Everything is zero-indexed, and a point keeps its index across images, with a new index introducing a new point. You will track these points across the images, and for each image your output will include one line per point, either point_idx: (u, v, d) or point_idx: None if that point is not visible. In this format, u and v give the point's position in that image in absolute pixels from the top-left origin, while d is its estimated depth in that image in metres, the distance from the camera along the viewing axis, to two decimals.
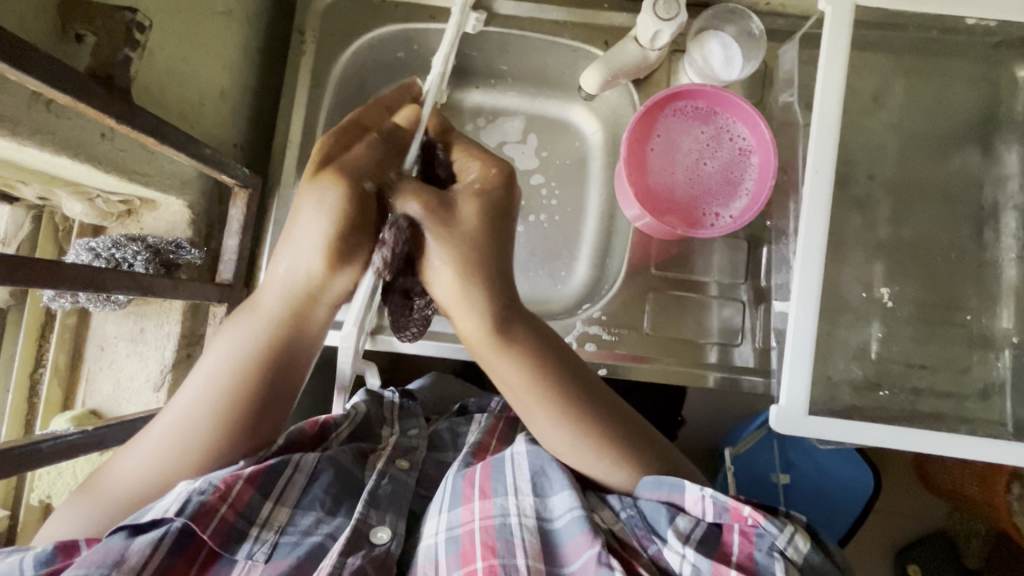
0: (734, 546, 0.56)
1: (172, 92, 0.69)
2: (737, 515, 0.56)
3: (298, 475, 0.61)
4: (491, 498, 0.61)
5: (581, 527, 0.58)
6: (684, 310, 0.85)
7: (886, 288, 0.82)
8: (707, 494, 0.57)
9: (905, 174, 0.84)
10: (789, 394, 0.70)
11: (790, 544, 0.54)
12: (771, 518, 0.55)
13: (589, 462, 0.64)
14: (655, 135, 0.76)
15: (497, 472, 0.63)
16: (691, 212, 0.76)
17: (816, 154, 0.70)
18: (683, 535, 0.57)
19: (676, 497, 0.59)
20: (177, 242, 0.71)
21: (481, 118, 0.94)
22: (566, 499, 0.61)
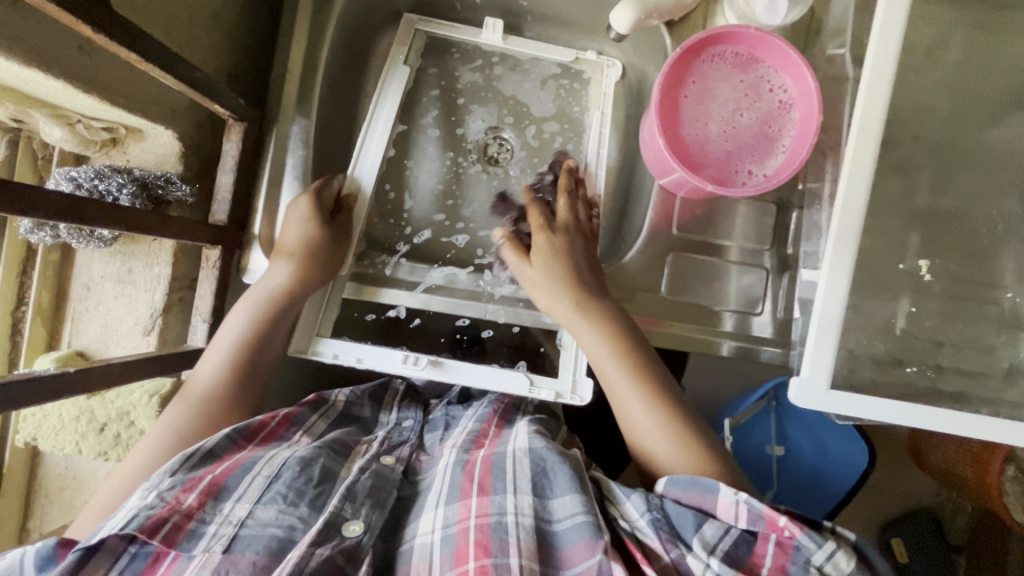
0: (767, 557, 0.54)
1: (156, 8, 0.62)
2: (771, 526, 0.55)
3: (260, 474, 0.60)
4: (489, 495, 0.60)
5: (586, 534, 0.57)
6: (702, 276, 0.80)
7: (924, 262, 0.78)
8: (742, 500, 0.56)
9: (952, 139, 0.78)
10: (812, 368, 0.67)
11: (829, 560, 0.53)
12: (807, 532, 0.54)
13: (633, 422, 0.67)
14: (688, 82, 0.70)
15: (498, 471, 0.62)
16: (722, 169, 0.70)
17: (864, 111, 0.65)
18: (711, 544, 0.55)
19: (709, 501, 0.58)
20: (166, 176, 0.66)
21: (496, 59, 0.85)
22: (569, 502, 0.59)
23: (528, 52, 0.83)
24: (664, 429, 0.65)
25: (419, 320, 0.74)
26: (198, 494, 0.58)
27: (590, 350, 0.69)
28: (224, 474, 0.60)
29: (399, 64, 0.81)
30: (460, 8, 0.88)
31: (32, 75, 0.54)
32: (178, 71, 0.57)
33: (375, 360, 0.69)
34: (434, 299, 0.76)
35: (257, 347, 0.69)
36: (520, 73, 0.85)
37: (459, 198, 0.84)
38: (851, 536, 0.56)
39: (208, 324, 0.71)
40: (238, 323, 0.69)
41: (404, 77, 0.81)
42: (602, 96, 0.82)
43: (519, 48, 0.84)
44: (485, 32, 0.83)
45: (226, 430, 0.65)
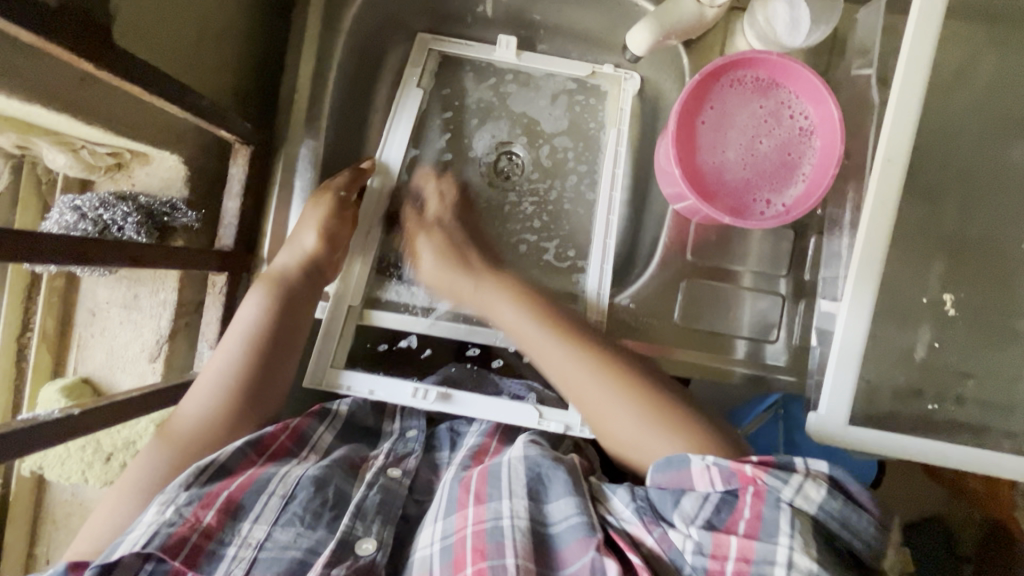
0: (745, 508, 0.50)
1: (166, 30, 0.60)
2: (742, 479, 0.52)
3: (275, 495, 0.59)
4: (485, 502, 0.58)
5: (579, 533, 0.55)
6: (716, 302, 0.79)
7: (949, 295, 0.76)
8: (711, 463, 0.53)
9: (981, 163, 0.75)
10: (829, 404, 0.66)
11: (799, 493, 0.50)
12: (773, 473, 0.51)
13: (604, 419, 0.63)
14: (706, 108, 0.68)
15: (495, 477, 0.61)
16: (740, 197, 0.68)
17: (890, 140, 0.63)
18: (688, 515, 0.52)
19: (682, 475, 0.55)
20: (171, 203, 0.65)
21: (511, 74, 0.82)
22: (565, 506, 0.58)
23: (541, 69, 0.80)
24: (642, 420, 0.61)
25: (429, 351, 0.76)
26: (217, 511, 0.57)
27: (546, 356, 0.67)
28: (240, 491, 0.59)
29: (413, 84, 0.80)
30: (472, 21, 0.86)
31: (35, 106, 0.52)
32: (183, 101, 0.56)
33: (387, 392, 0.68)
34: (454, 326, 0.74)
35: (259, 368, 0.66)
36: (535, 89, 0.82)
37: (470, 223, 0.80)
38: (827, 467, 0.52)
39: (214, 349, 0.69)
40: (237, 341, 0.67)
41: (419, 99, 0.79)
42: (619, 112, 0.79)
43: (533, 64, 0.80)
44: (498, 48, 0.80)
45: (240, 442, 0.63)
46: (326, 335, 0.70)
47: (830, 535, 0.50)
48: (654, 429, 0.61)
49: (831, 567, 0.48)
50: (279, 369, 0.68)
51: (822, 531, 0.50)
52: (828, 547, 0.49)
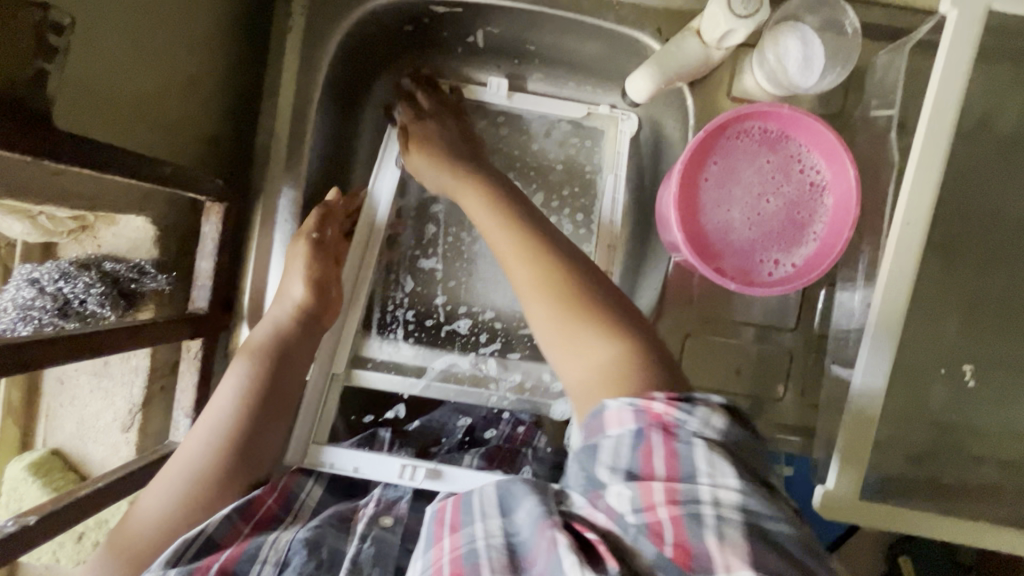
0: (659, 451, 0.40)
1: (123, 92, 0.55)
2: (652, 417, 0.42)
3: (267, 562, 0.51)
4: (459, 531, 0.42)
5: (540, 522, 0.40)
6: (719, 357, 0.75)
7: (969, 366, 0.72)
8: (623, 403, 0.43)
9: (1004, 211, 0.71)
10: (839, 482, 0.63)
11: (706, 424, 0.41)
12: (680, 405, 0.42)
13: (534, 317, 0.55)
14: (711, 161, 0.63)
15: (464, 502, 0.45)
16: (746, 257, 0.64)
17: (912, 196, 0.58)
18: (611, 465, 0.41)
19: (597, 424, 0.44)
20: (139, 267, 0.62)
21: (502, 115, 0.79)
22: (530, 506, 0.42)
23: (535, 110, 0.77)
24: (553, 334, 0.53)
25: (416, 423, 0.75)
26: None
27: (486, 229, 0.62)
28: (232, 559, 0.51)
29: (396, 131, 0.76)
30: (462, 52, 0.81)
31: None
32: (139, 173, 0.51)
33: (374, 470, 0.63)
34: (446, 387, 0.73)
35: (244, 436, 0.60)
36: (527, 131, 0.79)
37: (462, 277, 0.78)
38: (724, 398, 0.44)
39: (191, 419, 0.65)
40: (220, 410, 0.61)
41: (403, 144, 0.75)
42: (617, 156, 0.77)
43: (525, 106, 0.77)
44: (489, 90, 0.77)
45: (225, 511, 0.56)
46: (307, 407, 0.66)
47: (743, 463, 0.40)
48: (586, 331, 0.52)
49: (760, 500, 0.38)
50: (268, 434, 0.62)
51: (744, 468, 0.40)
52: (752, 479, 0.40)
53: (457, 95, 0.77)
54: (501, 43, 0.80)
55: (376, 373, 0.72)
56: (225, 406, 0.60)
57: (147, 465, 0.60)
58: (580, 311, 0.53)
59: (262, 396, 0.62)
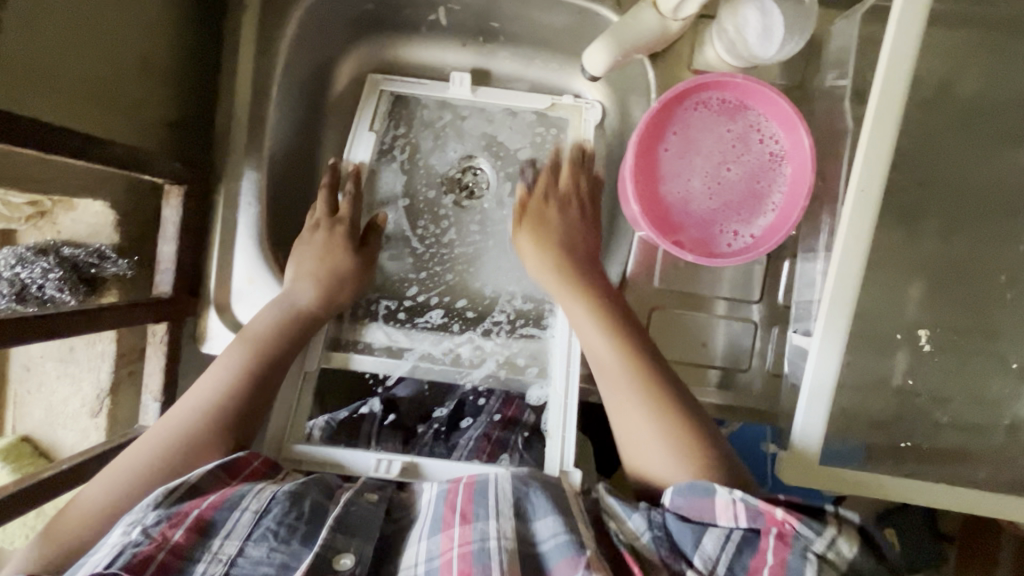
0: (768, 553, 0.47)
1: (70, 73, 0.56)
2: (769, 520, 0.48)
3: (247, 510, 0.50)
4: (471, 522, 0.50)
5: (566, 551, 0.48)
6: (686, 329, 0.75)
7: (925, 330, 0.73)
8: (737, 497, 0.49)
9: (964, 177, 0.71)
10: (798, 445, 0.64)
11: (830, 547, 0.47)
12: (804, 521, 0.48)
13: (626, 407, 0.62)
14: (670, 133, 0.64)
15: (480, 492, 0.53)
16: (706, 229, 0.64)
17: (863, 172, 0.57)
18: (710, 555, 0.48)
19: (705, 506, 0.50)
20: (99, 251, 0.62)
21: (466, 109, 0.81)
22: (550, 521, 0.50)
23: (500, 103, 0.80)
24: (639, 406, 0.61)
25: (393, 415, 0.74)
26: (187, 529, 0.49)
27: (585, 336, 0.67)
28: (212, 507, 0.50)
29: (365, 127, 0.79)
30: (425, 30, 0.81)
31: None
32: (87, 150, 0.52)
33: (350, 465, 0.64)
34: (421, 368, 0.73)
35: (241, 400, 0.61)
36: (492, 121, 0.81)
37: (432, 264, 0.80)
38: (855, 516, 0.49)
39: (160, 403, 0.66)
40: (223, 375, 0.62)
41: (372, 142, 0.79)
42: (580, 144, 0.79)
43: (490, 100, 0.80)
44: (452, 85, 0.79)
45: (212, 464, 0.54)
46: (284, 399, 0.67)
47: None
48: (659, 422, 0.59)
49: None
50: (262, 404, 0.62)
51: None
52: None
53: (420, 92, 0.80)
54: (463, 20, 0.80)
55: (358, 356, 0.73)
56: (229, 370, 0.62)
57: (116, 446, 0.61)
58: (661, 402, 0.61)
59: (259, 377, 0.63)
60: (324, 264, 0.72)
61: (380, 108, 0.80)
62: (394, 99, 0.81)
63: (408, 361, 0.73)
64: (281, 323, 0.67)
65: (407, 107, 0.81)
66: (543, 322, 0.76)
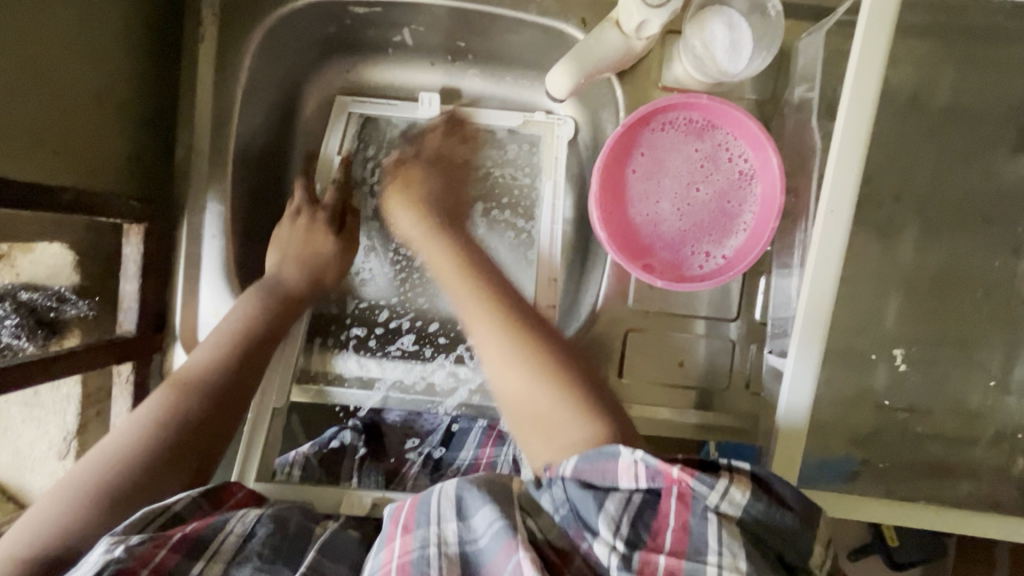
0: (670, 515, 0.41)
1: (17, 117, 0.54)
2: (667, 479, 0.42)
3: (232, 534, 0.46)
4: (411, 531, 0.43)
5: (503, 538, 0.41)
6: (662, 349, 0.74)
7: (901, 349, 0.72)
8: (638, 457, 0.43)
9: (938, 187, 0.70)
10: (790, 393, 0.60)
11: (725, 498, 0.41)
12: (700, 475, 0.42)
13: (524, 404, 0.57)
14: (637, 154, 0.63)
15: (423, 499, 0.46)
16: (677, 249, 0.64)
17: (835, 186, 0.54)
18: (612, 518, 0.41)
19: (607, 469, 0.44)
20: (58, 294, 0.62)
21: (436, 130, 0.80)
22: (486, 512, 0.43)
23: (471, 121, 0.79)
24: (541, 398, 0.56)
25: (366, 446, 0.73)
26: (170, 551, 0.43)
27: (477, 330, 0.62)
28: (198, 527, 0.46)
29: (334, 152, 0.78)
30: (392, 52, 0.80)
31: None
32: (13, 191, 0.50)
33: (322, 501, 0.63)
34: (390, 397, 0.73)
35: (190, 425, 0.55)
36: (462, 141, 0.81)
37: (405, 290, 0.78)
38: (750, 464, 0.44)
39: None
40: (168, 401, 0.56)
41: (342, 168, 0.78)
42: (553, 160, 0.78)
43: (462, 118, 0.79)
44: (422, 106, 0.79)
45: (193, 492, 0.51)
46: (252, 434, 0.65)
47: (760, 539, 0.41)
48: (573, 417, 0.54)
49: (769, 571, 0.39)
50: (214, 431, 0.57)
51: (751, 536, 0.41)
52: (759, 554, 0.40)
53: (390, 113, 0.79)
54: (428, 40, 0.78)
55: (333, 387, 0.73)
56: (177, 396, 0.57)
57: None
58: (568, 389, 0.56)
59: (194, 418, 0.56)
60: (303, 257, 0.72)
61: (350, 132, 0.79)
62: (363, 120, 0.80)
63: (379, 392, 0.73)
64: (236, 336, 0.63)
65: (376, 129, 0.80)
66: None
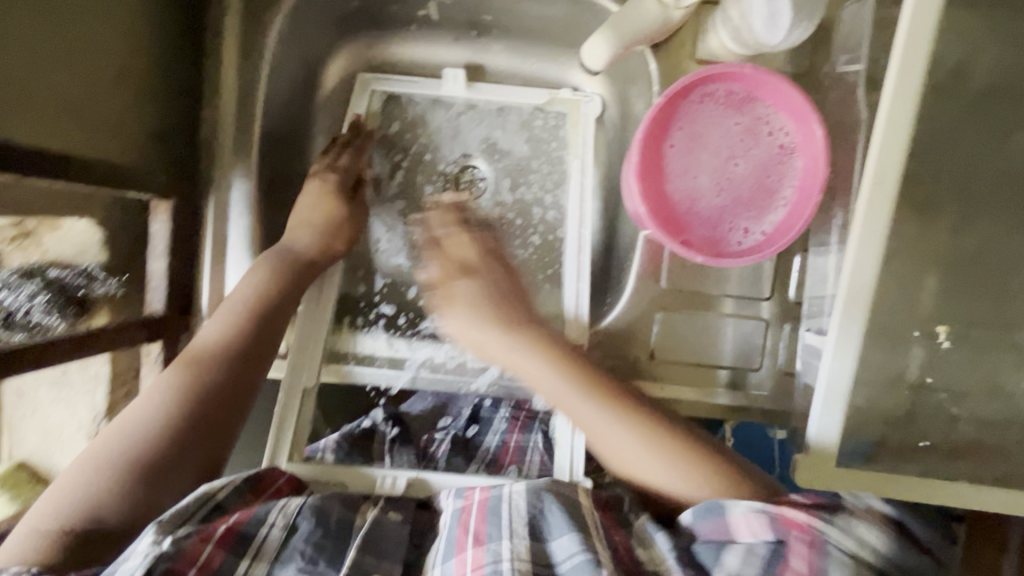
0: (797, 560, 0.44)
1: (56, 88, 0.53)
2: (791, 525, 0.46)
3: (275, 527, 0.47)
4: (484, 544, 0.47)
5: (584, 571, 0.44)
6: (694, 329, 0.73)
7: (945, 329, 0.71)
8: (752, 508, 0.47)
9: (980, 164, 0.69)
10: (821, 407, 0.62)
11: (853, 539, 0.45)
12: (826, 521, 0.46)
13: (638, 468, 0.57)
14: (676, 127, 0.61)
15: (494, 510, 0.49)
16: (715, 225, 0.62)
17: (879, 163, 0.56)
18: (736, 571, 0.45)
19: (722, 525, 0.48)
20: (87, 272, 0.61)
21: (457, 108, 0.79)
22: (569, 541, 0.47)
23: (492, 97, 0.78)
24: (630, 440, 0.57)
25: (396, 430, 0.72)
26: (217, 545, 0.45)
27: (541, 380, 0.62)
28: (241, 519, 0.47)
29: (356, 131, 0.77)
30: (416, 28, 0.78)
31: None
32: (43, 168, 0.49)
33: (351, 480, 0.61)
34: (418, 377, 0.71)
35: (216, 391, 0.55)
36: (486, 117, 0.79)
37: None
38: (891, 509, 0.48)
39: None
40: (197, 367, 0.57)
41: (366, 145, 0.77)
42: (581, 138, 0.76)
43: (484, 95, 0.78)
44: (445, 83, 0.77)
45: (238, 480, 0.52)
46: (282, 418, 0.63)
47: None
48: (676, 471, 0.55)
49: None
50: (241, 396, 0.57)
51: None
52: None
53: (412, 91, 0.78)
54: (455, 15, 0.77)
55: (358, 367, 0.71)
56: (204, 360, 0.57)
57: None
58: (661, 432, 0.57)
59: (186, 412, 0.53)
60: (314, 239, 0.69)
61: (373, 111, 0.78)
62: (386, 98, 0.78)
63: (407, 372, 0.71)
64: (255, 297, 0.63)
65: (400, 107, 0.78)
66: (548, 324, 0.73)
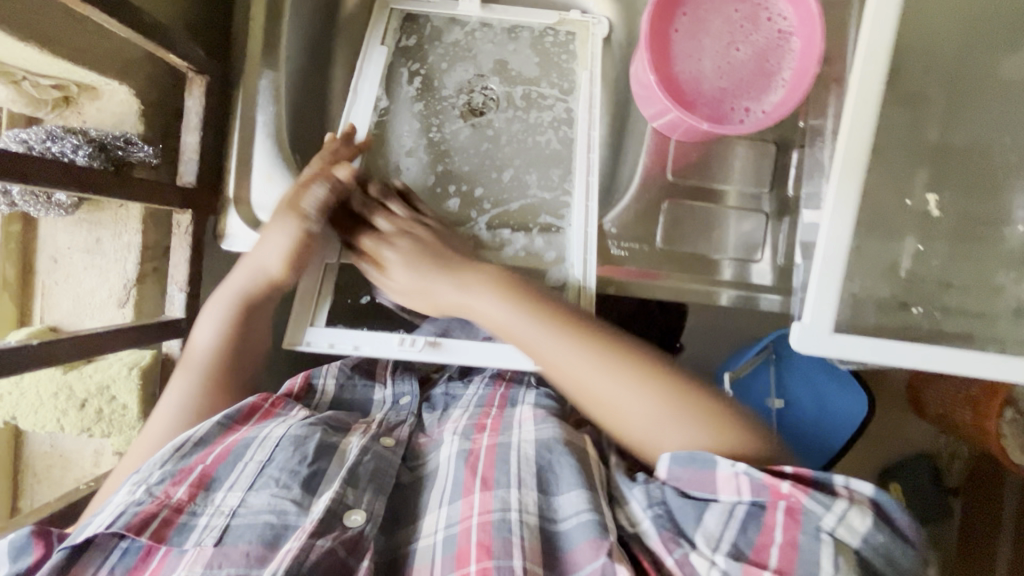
0: (777, 530, 0.47)
1: None
2: (774, 494, 0.48)
3: (251, 461, 0.55)
4: (491, 489, 0.54)
5: (590, 532, 0.50)
6: (698, 221, 0.76)
7: (932, 195, 0.75)
8: (740, 471, 0.49)
9: (962, 66, 0.74)
10: (814, 306, 0.65)
11: (841, 522, 0.46)
12: (812, 495, 0.47)
13: (610, 407, 0.59)
14: (680, 14, 0.66)
15: (501, 460, 0.57)
16: (718, 105, 0.66)
17: (870, 32, 0.62)
18: (715, 537, 0.48)
19: (706, 479, 0.51)
20: (125, 136, 0.63)
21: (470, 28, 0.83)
22: (574, 499, 0.53)
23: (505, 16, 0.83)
24: (613, 379, 0.59)
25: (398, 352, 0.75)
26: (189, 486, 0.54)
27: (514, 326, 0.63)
28: (215, 465, 0.56)
29: (376, 42, 0.80)
30: None
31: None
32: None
33: (371, 346, 0.66)
34: None
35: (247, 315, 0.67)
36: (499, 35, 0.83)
37: (449, 161, 0.79)
38: (869, 489, 0.49)
39: (186, 292, 0.67)
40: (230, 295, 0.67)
41: (384, 57, 0.80)
42: (590, 53, 0.81)
43: (498, 14, 0.82)
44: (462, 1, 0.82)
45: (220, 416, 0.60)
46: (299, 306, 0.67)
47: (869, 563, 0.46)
48: (666, 413, 0.57)
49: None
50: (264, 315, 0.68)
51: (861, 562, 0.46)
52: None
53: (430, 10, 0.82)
54: None
55: None
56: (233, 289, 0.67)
57: (149, 325, 0.62)
58: (645, 375, 0.59)
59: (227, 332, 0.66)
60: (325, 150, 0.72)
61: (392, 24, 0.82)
62: (404, 17, 0.82)
63: None
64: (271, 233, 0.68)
65: (418, 23, 0.82)
66: (562, 213, 0.75)
